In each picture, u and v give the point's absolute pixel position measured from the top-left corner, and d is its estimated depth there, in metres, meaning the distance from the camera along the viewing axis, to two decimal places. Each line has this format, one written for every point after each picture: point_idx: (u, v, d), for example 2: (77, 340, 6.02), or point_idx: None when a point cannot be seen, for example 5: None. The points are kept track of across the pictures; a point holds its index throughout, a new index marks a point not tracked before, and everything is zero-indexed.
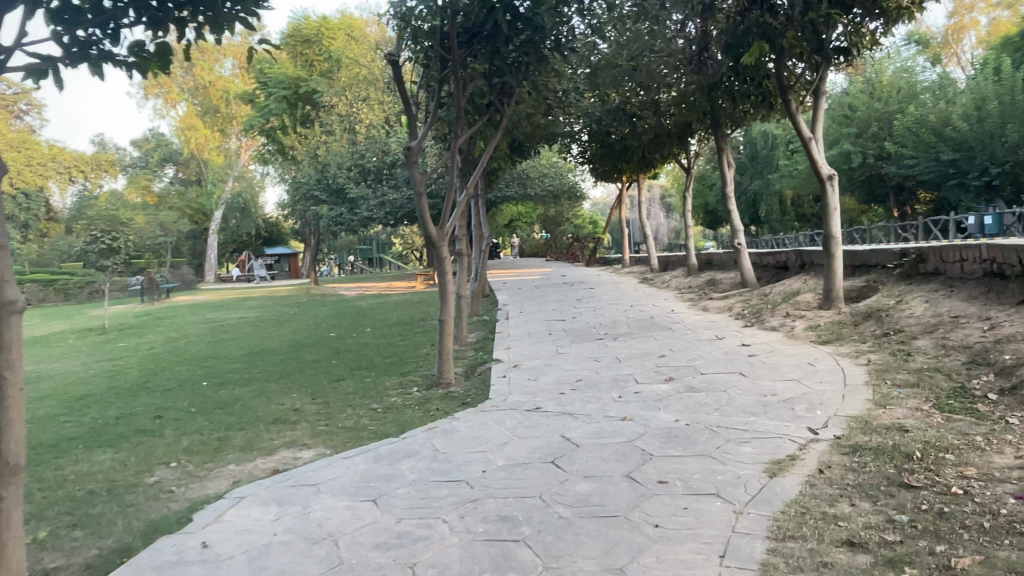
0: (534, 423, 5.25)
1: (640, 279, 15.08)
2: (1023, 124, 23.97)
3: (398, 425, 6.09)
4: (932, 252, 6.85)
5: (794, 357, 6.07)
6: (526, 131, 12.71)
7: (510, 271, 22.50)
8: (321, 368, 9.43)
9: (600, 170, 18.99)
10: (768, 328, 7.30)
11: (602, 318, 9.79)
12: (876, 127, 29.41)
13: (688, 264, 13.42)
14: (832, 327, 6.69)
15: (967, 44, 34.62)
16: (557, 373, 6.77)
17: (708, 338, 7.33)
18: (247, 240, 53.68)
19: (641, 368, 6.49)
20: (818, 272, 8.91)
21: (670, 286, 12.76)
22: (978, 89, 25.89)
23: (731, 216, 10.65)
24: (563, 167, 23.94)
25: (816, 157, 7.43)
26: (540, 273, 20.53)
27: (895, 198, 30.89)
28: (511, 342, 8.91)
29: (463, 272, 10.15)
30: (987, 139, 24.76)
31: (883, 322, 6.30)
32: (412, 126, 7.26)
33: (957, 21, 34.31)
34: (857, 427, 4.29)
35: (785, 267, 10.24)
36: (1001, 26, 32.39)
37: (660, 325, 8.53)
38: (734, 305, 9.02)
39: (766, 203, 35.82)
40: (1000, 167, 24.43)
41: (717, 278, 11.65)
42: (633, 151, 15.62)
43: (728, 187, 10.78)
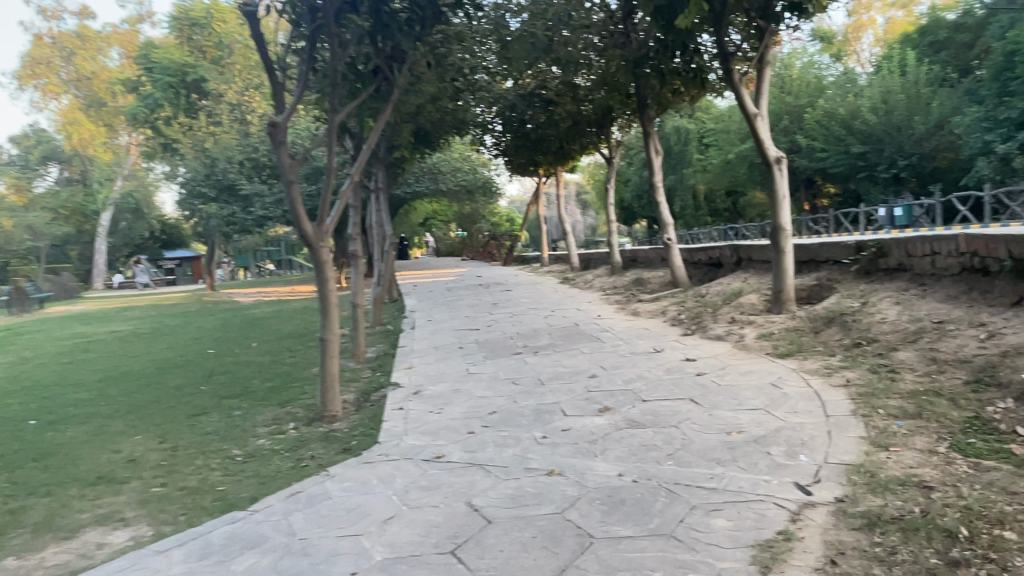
0: (431, 483, 3.93)
1: (561, 279, 14.00)
2: (929, 116, 24.46)
3: (256, 485, 4.62)
4: (895, 245, 5.96)
5: (752, 376, 5.00)
6: (431, 115, 11.38)
7: (424, 272, 21.09)
8: (183, 398, 7.76)
9: (514, 163, 17.77)
10: (712, 338, 6.23)
11: (521, 326, 8.54)
12: (787, 121, 29.50)
13: (611, 262, 12.38)
14: (789, 336, 5.67)
15: (865, 42, 35.20)
16: (466, 403, 5.49)
17: (645, 352, 6.19)
18: (140, 243, 49.86)
19: (567, 395, 5.28)
20: (759, 269, 7.99)
21: (593, 287, 11.67)
22: (883, 83, 26.26)
23: (659, 208, 9.60)
24: (474, 161, 22.53)
25: (762, 136, 6.41)
26: (454, 273, 19.17)
27: (805, 192, 31.14)
28: (413, 358, 7.55)
29: (359, 276, 8.69)
30: (894, 131, 25.08)
31: (851, 327, 5.32)
32: (277, 98, 5.76)
33: (856, 20, 34.91)
34: (861, 482, 3.19)
35: (719, 264, 9.33)
36: (897, 25, 33.19)
37: (586, 335, 7.35)
38: (668, 309, 7.95)
39: (681, 197, 35.58)
40: (907, 160, 24.85)
41: (644, 277, 10.67)
42: (551, 141, 14.57)
43: (657, 176, 9.69)
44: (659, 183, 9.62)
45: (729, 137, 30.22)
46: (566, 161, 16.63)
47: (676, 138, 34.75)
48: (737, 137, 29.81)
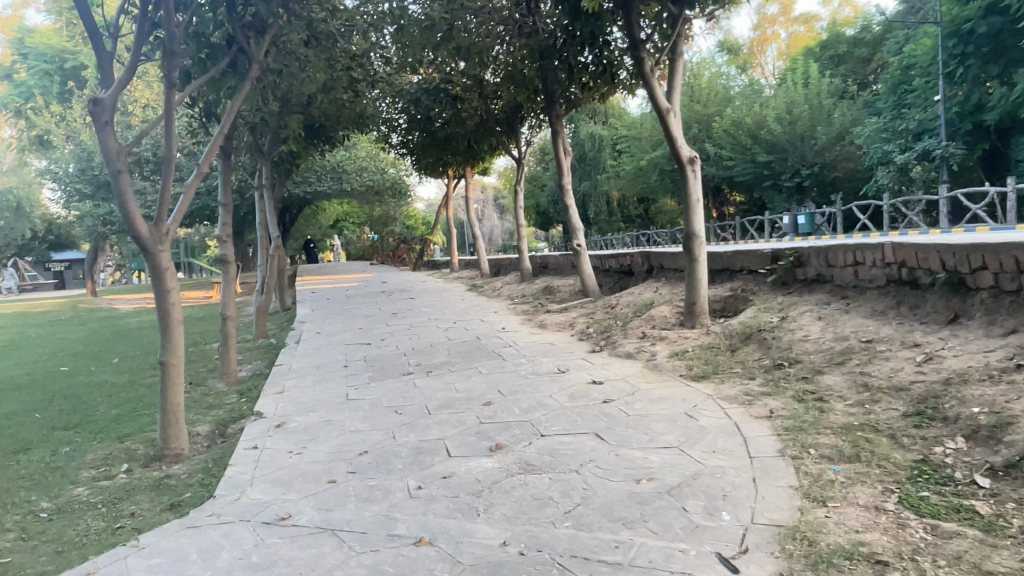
0: (263, 559, 3.03)
1: (468, 285, 13.20)
2: (831, 127, 25.15)
3: (46, 559, 3.55)
4: (814, 254, 5.48)
5: (665, 402, 4.32)
6: (324, 104, 10.42)
7: (327, 278, 19.87)
8: (3, 429, 6.45)
9: (421, 163, 16.85)
10: (622, 357, 5.54)
11: (417, 340, 7.68)
12: (697, 129, 29.77)
13: (520, 269, 11.66)
14: (705, 355, 5.05)
15: (769, 55, 36.00)
16: (334, 438, 4.59)
17: (547, 374, 5.43)
18: (20, 246, 45.76)
19: (453, 427, 4.45)
20: (671, 278, 7.43)
21: (500, 295, 10.93)
22: (787, 94, 26.84)
23: (568, 212, 8.94)
24: (381, 161, 21.41)
25: (675, 133, 5.81)
26: (358, 279, 18.09)
27: (715, 199, 31.53)
28: (287, 380, 6.58)
29: (230, 284, 7.59)
30: (798, 141, 25.66)
31: (771, 345, 4.77)
32: (102, 72, 4.70)
33: (761, 34, 35.66)
34: (798, 553, 2.53)
35: (630, 272, 8.75)
36: (800, 39, 34.19)
37: (485, 353, 6.54)
38: (576, 322, 7.26)
39: (594, 204, 35.37)
40: (810, 169, 25.39)
41: (553, 284, 10.01)
42: (458, 140, 13.76)
43: (566, 177, 9.00)
44: (567, 184, 8.97)
45: (641, 143, 30.33)
46: (475, 163, 15.86)
47: (590, 144, 34.51)
48: (649, 144, 29.82)
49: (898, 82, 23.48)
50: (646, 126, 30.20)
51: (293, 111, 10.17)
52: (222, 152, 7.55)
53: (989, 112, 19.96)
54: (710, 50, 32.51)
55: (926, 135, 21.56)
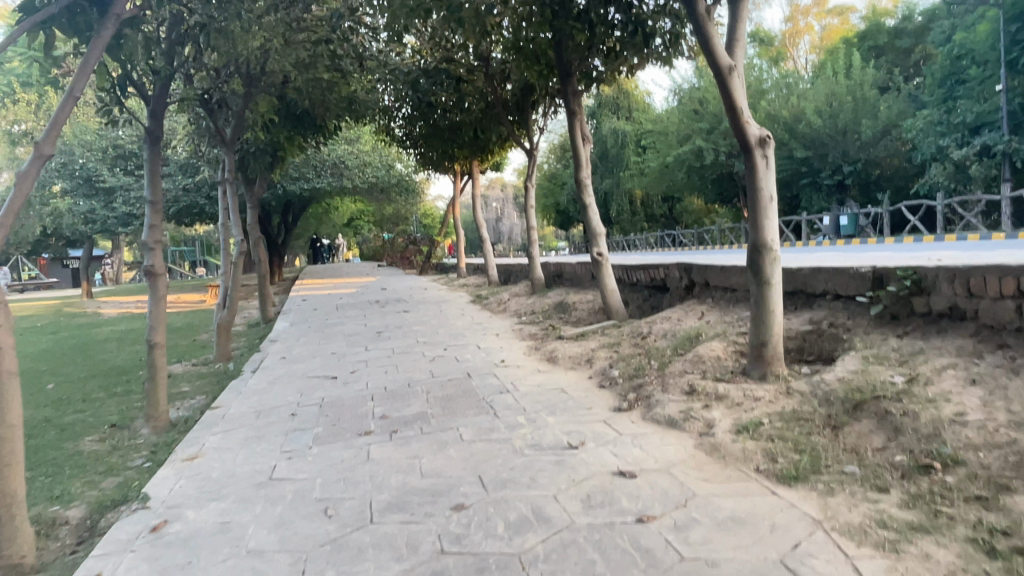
0: None
1: (473, 295, 11.54)
2: (876, 120, 23.10)
3: None
4: (947, 277, 3.75)
5: (741, 531, 2.61)
6: (298, 83, 8.98)
7: (329, 281, 18.45)
8: None
9: (425, 155, 15.15)
10: (664, 425, 3.82)
11: (393, 376, 6.02)
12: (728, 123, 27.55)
13: (532, 278, 9.98)
14: (791, 434, 3.32)
15: (802, 48, 33.79)
16: (215, 566, 2.93)
17: (552, 449, 3.74)
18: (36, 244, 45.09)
19: (397, 559, 2.77)
20: (720, 300, 5.75)
21: (505, 311, 9.23)
22: (826, 84, 24.82)
23: (588, 212, 7.22)
24: (386, 156, 19.83)
25: (738, 106, 4.11)
26: (358, 284, 16.57)
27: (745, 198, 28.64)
28: (212, 434, 4.98)
29: (158, 304, 6.02)
30: (840, 136, 23.67)
31: (904, 427, 3.05)
32: None
33: (793, 26, 33.49)
34: None
35: (663, 287, 7.06)
36: (836, 31, 31.95)
37: (473, 404, 4.85)
38: (596, 359, 5.54)
39: (617, 202, 33.53)
40: (852, 166, 23.41)
41: (569, 299, 8.32)
42: (464, 130, 12.10)
43: (585, 169, 7.31)
44: (587, 178, 7.27)
45: (667, 139, 28.50)
46: (485, 157, 14.20)
47: (613, 140, 32.53)
48: (676, 139, 27.92)
49: (946, 73, 21.10)
50: (673, 120, 28.26)
51: (262, 90, 8.60)
52: (147, 134, 6.02)
53: None
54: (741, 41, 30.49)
55: (985, 129, 19.42)
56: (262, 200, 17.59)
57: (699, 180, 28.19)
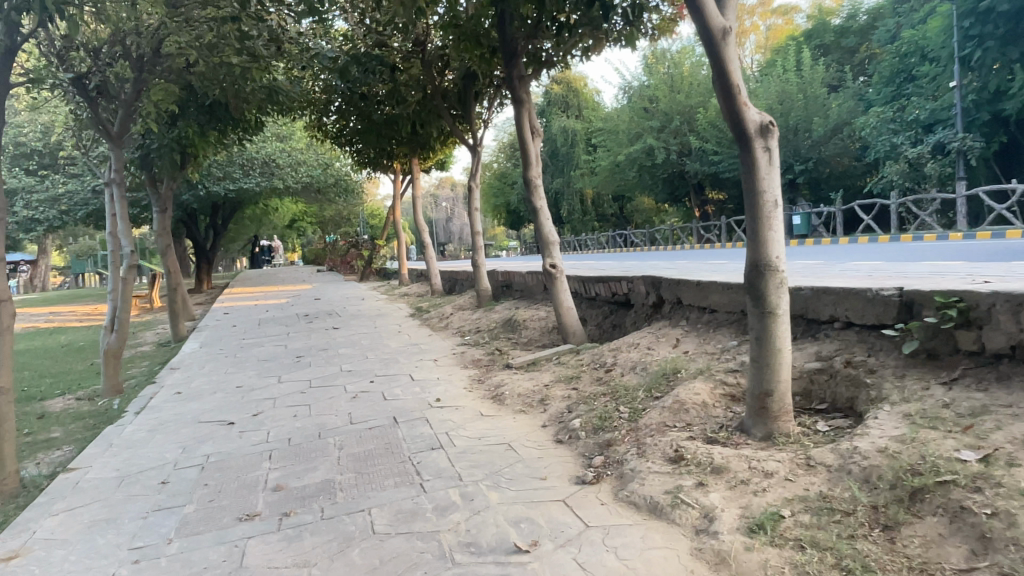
0: None
1: (414, 307, 10.44)
2: (827, 118, 22.73)
3: None
4: (1009, 308, 2.85)
5: None
6: (201, 69, 7.92)
7: (260, 290, 17.08)
8: None
9: (361, 153, 13.93)
10: (645, 513, 2.82)
11: (304, 422, 4.91)
12: (678, 121, 26.25)
13: (478, 290, 8.92)
14: (829, 537, 2.35)
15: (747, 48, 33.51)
16: None
17: (495, 551, 2.70)
18: None
19: None
20: (697, 324, 4.80)
21: (447, 328, 8.16)
22: (777, 81, 24.39)
23: (539, 218, 6.19)
24: (323, 154, 18.54)
25: (733, 83, 3.12)
26: (290, 293, 15.27)
27: (695, 197, 28.12)
28: (50, 516, 3.78)
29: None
30: (791, 133, 23.24)
31: (997, 536, 2.11)
32: None
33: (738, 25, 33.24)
34: None
35: (627, 304, 6.09)
36: (781, 30, 31.71)
37: (394, 468, 3.78)
38: (550, 399, 4.52)
39: (568, 202, 32.78)
40: (804, 164, 23.02)
41: (518, 314, 7.30)
42: (401, 125, 10.94)
43: (535, 169, 6.26)
44: (538, 177, 6.26)
45: (618, 137, 27.81)
46: (425, 155, 13.07)
47: (562, 139, 31.76)
48: (626, 138, 27.27)
49: (896, 70, 20.84)
50: (622, 118, 27.53)
51: (155, 73, 7.33)
52: None
53: (1009, 101, 17.61)
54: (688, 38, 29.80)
55: (937, 127, 19.12)
56: (182, 202, 16.05)
57: (651, 178, 27.56)
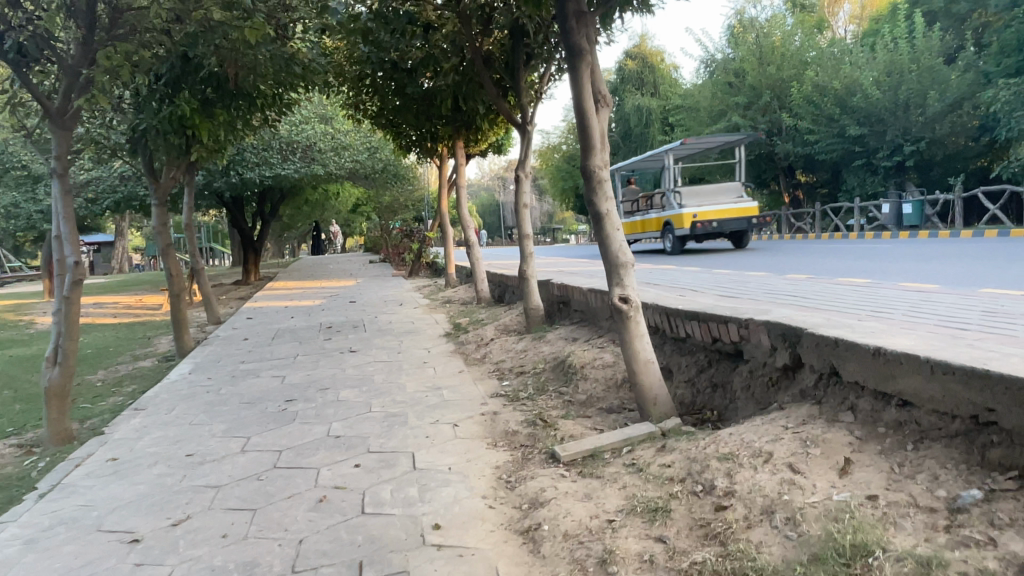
0: None
1: (452, 321, 8.65)
2: (945, 90, 19.37)
3: None
4: None
5: None
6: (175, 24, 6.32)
7: (304, 285, 15.72)
8: None
9: (402, 135, 12.15)
10: None
11: (229, 553, 3.14)
12: (768, 97, 23.56)
13: (527, 307, 7.09)
14: None
15: (841, 19, 28.76)
16: None
17: None
18: None
19: None
20: (873, 423, 2.83)
21: (483, 361, 6.32)
22: (881, 52, 21.05)
23: (607, 230, 4.22)
24: (369, 137, 16.97)
25: None
26: (330, 291, 13.77)
27: (785, 181, 25.29)
28: None
29: None
30: (901, 110, 20.04)
31: None
32: None
33: None
34: None
35: (735, 355, 4.15)
36: None
37: None
38: (621, 557, 2.60)
39: None
40: (915, 144, 19.70)
41: (573, 353, 5.39)
42: (440, 99, 9.06)
43: (601, 156, 4.24)
44: (603, 169, 4.24)
45: (699, 115, 25.36)
46: (473, 137, 11.15)
47: (636, 119, 29.52)
48: (709, 116, 24.78)
49: None
50: (704, 94, 24.97)
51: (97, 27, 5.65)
52: None
53: None
54: (772, 5, 26.17)
55: None
56: (214, 188, 14.66)
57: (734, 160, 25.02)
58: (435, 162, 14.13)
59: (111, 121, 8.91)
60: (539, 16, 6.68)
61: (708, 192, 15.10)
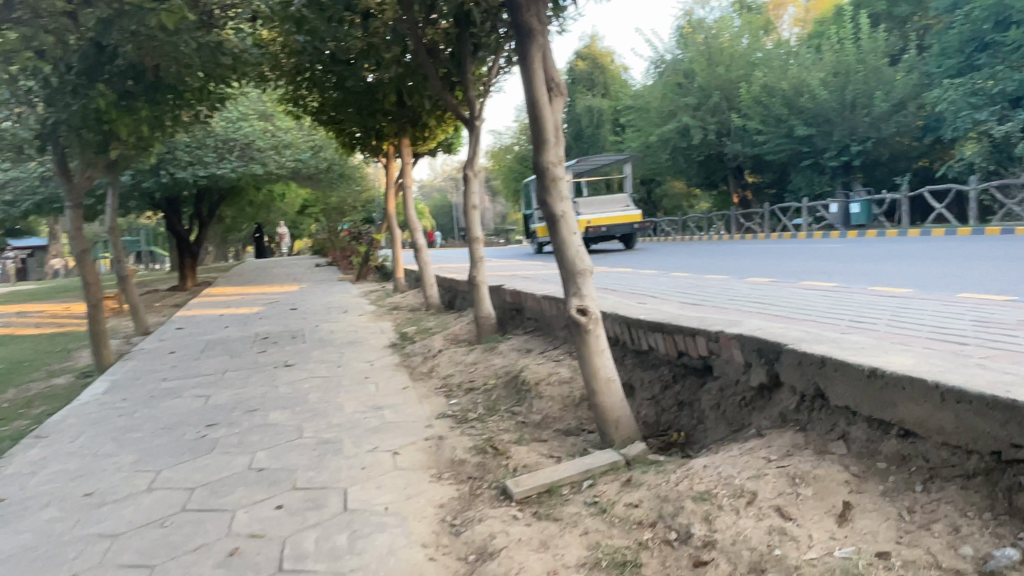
0: None
1: (397, 330, 8.14)
2: (890, 91, 19.63)
3: None
4: None
5: None
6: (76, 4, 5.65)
7: (243, 291, 14.96)
8: None
9: (345, 133, 11.55)
10: None
11: None
12: (718, 97, 23.61)
13: (476, 316, 6.63)
14: None
15: (785, 21, 29.12)
16: None
17: None
18: None
19: None
20: (870, 455, 2.46)
21: (428, 376, 5.83)
22: (827, 53, 21.24)
23: (563, 233, 3.77)
24: (313, 135, 16.27)
25: None
26: (270, 298, 13.06)
27: (734, 182, 25.35)
28: None
29: None
30: (847, 110, 20.20)
31: None
32: None
33: None
34: None
35: (703, 371, 3.77)
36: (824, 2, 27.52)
37: None
38: None
39: None
40: (861, 145, 19.93)
41: (525, 367, 4.94)
42: (383, 92, 8.53)
43: (557, 151, 3.79)
44: (559, 165, 3.80)
45: (650, 115, 25.28)
46: (419, 134, 10.63)
47: (587, 119, 29.35)
48: (659, 117, 24.70)
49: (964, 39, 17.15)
50: (654, 94, 24.84)
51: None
52: None
53: None
54: (719, 7, 26.28)
55: None
56: (144, 188, 13.78)
57: (685, 160, 25.03)
58: (381, 161, 13.56)
59: (20, 115, 8.18)
60: (486, 1, 6.25)
61: (602, 202, 17.87)
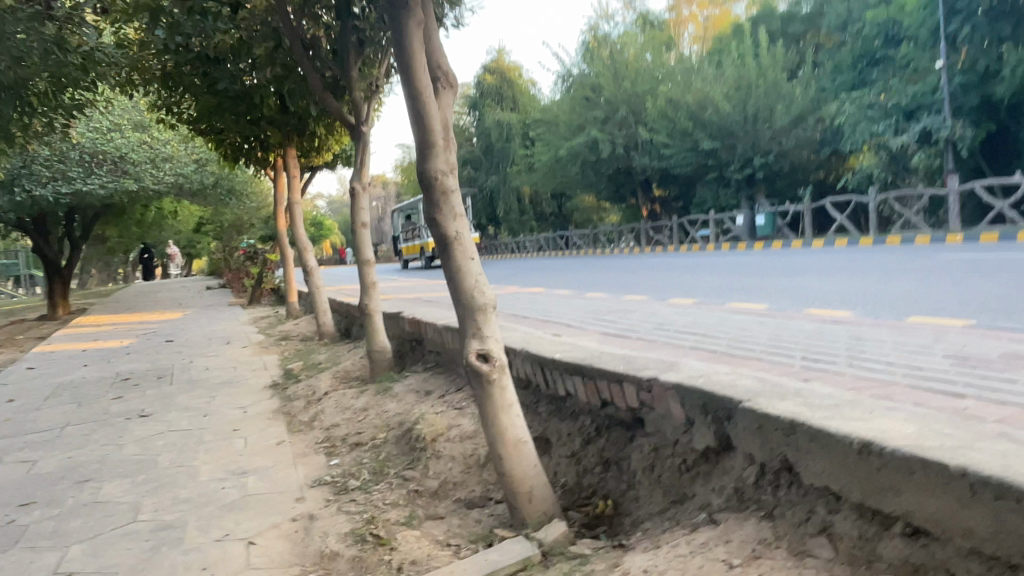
0: None
1: (282, 365, 7.16)
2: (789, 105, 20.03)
3: None
4: None
5: None
6: None
7: (117, 320, 13.50)
8: None
9: (225, 145, 10.41)
10: None
11: None
12: (625, 111, 23.58)
13: (369, 350, 5.78)
14: None
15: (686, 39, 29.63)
16: None
17: None
18: None
19: None
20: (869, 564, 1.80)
21: (310, 426, 4.93)
22: (728, 67, 21.48)
23: (456, 259, 3.00)
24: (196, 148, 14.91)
25: None
26: (145, 328, 11.70)
27: (642, 195, 25.40)
28: None
29: None
30: (750, 124, 20.42)
31: None
32: None
33: (677, 15, 29.62)
34: None
35: (630, 423, 3.10)
36: (723, 20, 28.12)
37: None
38: None
39: (505, 200, 29.79)
40: (764, 157, 20.21)
41: (420, 417, 4.14)
42: (260, 97, 7.54)
43: (447, 156, 3.02)
44: (449, 174, 3.02)
45: (558, 129, 24.98)
46: (308, 144, 9.65)
47: (497, 133, 28.88)
48: (567, 130, 24.45)
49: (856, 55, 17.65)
50: (562, 108, 24.59)
51: None
52: None
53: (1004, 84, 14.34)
54: (624, 23, 26.39)
55: (922, 114, 15.78)
56: None
57: (594, 174, 24.88)
58: (270, 175, 12.46)
59: None
60: None
61: None
